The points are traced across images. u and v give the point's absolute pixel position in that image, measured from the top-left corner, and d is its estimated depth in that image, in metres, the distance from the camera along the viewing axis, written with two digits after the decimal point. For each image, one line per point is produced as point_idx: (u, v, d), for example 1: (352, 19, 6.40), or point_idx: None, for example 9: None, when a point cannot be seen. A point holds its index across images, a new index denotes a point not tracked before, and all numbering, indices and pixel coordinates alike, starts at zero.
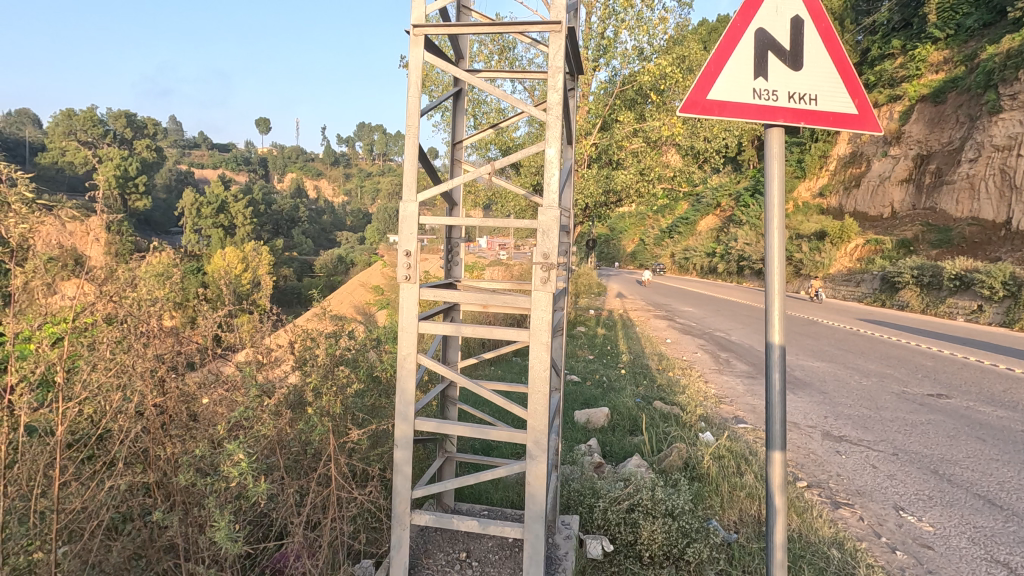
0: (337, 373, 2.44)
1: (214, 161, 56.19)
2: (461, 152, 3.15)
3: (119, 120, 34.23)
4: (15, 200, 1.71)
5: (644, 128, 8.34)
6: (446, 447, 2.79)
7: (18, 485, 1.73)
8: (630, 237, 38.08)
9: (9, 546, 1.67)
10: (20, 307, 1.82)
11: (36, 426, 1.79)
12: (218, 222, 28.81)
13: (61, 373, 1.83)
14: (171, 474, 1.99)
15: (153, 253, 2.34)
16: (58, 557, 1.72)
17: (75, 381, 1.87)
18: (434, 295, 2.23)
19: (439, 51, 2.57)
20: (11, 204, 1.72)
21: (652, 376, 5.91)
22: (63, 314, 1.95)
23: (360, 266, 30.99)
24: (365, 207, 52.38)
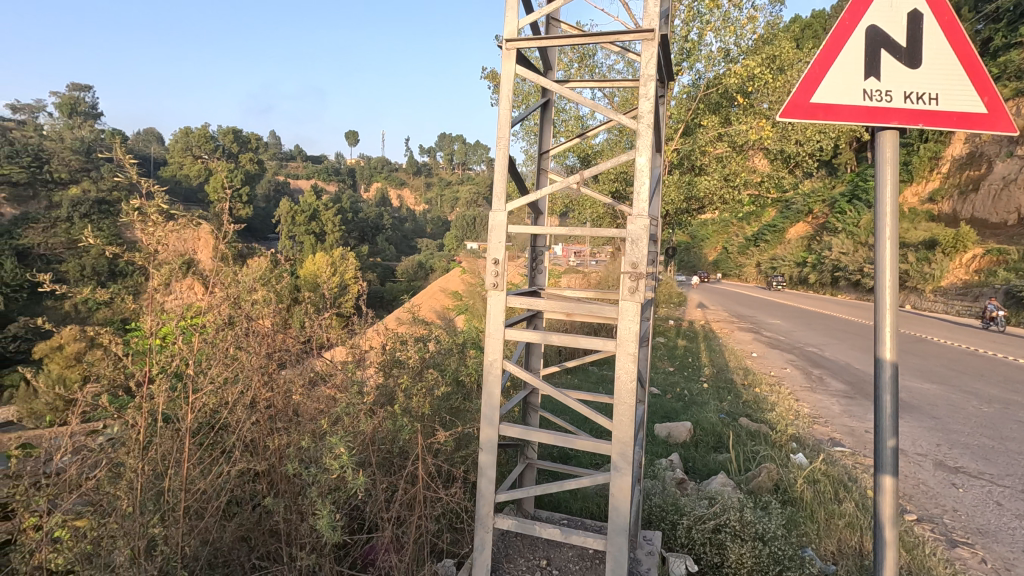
0: (425, 376, 2.53)
1: (308, 172, 60.00)
2: (548, 161, 3.19)
3: (228, 136, 37.42)
4: (154, 211, 1.93)
5: (730, 131, 8.00)
6: (526, 454, 2.81)
7: (156, 464, 1.94)
8: (712, 245, 36.54)
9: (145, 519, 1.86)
10: (157, 305, 2.04)
11: (171, 412, 2.01)
12: (310, 229, 30.69)
13: (190, 366, 2.05)
14: (279, 464, 2.15)
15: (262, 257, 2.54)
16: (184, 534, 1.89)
17: (202, 374, 2.06)
18: (520, 303, 2.27)
19: (529, 64, 2.61)
20: (151, 215, 1.94)
21: (737, 392, 5.64)
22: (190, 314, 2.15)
23: (438, 272, 31.91)
24: (445, 215, 53.89)
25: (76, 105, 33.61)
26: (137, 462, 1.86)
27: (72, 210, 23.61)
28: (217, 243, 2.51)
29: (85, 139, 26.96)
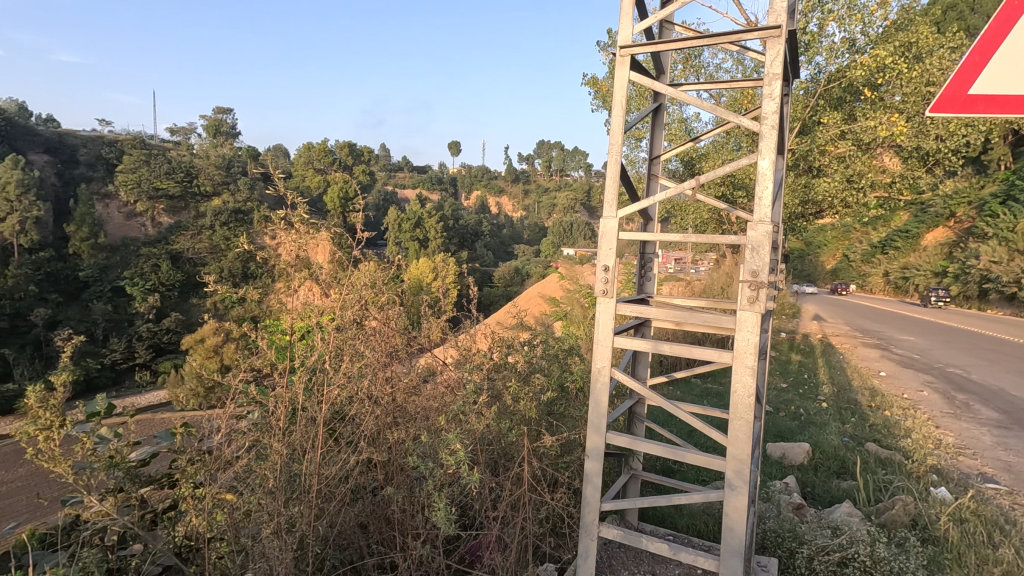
0: (532, 380, 2.57)
1: (413, 181, 63.04)
2: (659, 165, 3.15)
3: (344, 149, 40.36)
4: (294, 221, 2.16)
5: (854, 128, 7.32)
6: (631, 464, 2.77)
7: (295, 448, 2.16)
8: (830, 253, 33.54)
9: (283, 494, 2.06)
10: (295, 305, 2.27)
11: (308, 402, 2.22)
12: (415, 236, 32.25)
13: (324, 360, 2.25)
14: (397, 457, 2.30)
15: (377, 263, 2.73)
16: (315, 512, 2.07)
17: (334, 371, 2.26)
18: (630, 311, 2.25)
19: (643, 69, 2.59)
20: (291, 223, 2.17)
21: (863, 414, 5.13)
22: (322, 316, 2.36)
23: (535, 278, 32.11)
24: (542, 221, 54.16)
25: (220, 126, 37.84)
26: (280, 445, 2.07)
27: (214, 219, 26.67)
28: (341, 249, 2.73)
29: (225, 156, 30.32)
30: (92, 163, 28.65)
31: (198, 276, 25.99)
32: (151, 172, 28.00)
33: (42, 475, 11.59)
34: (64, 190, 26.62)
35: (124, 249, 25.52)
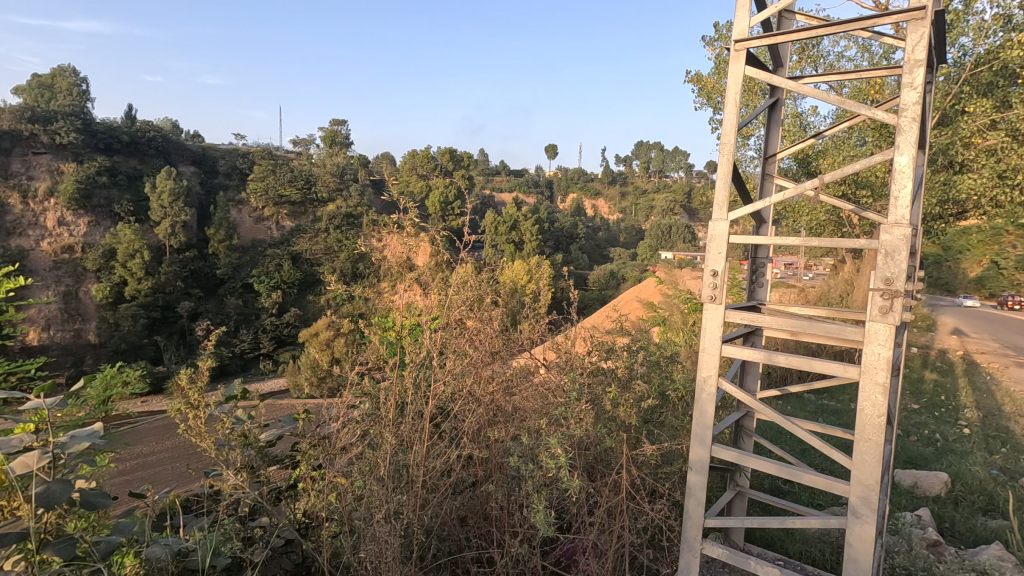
0: (633, 386, 2.51)
1: (510, 185, 63.96)
2: (775, 164, 2.99)
3: (445, 155, 41.88)
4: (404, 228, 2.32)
5: (1009, 117, 6.40)
6: (737, 481, 2.67)
7: (402, 439, 2.28)
8: (974, 259, 29.49)
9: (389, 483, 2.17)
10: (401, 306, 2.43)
11: (418, 397, 2.35)
12: (511, 238, 32.72)
13: (430, 359, 2.36)
14: (496, 454, 2.36)
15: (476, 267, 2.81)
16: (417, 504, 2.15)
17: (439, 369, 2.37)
18: (741, 318, 2.16)
19: (758, 63, 2.45)
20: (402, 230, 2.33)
21: (1017, 445, 4.46)
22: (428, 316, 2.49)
23: (631, 282, 31.30)
24: (639, 223, 52.71)
25: (336, 136, 40.59)
26: (390, 437, 2.19)
27: (329, 223, 28.84)
28: (441, 252, 2.85)
29: (339, 164, 32.67)
30: (228, 173, 31.66)
31: (314, 275, 28.31)
32: (276, 179, 30.47)
33: (186, 448, 13.23)
34: (206, 197, 30.07)
35: (253, 250, 28.35)
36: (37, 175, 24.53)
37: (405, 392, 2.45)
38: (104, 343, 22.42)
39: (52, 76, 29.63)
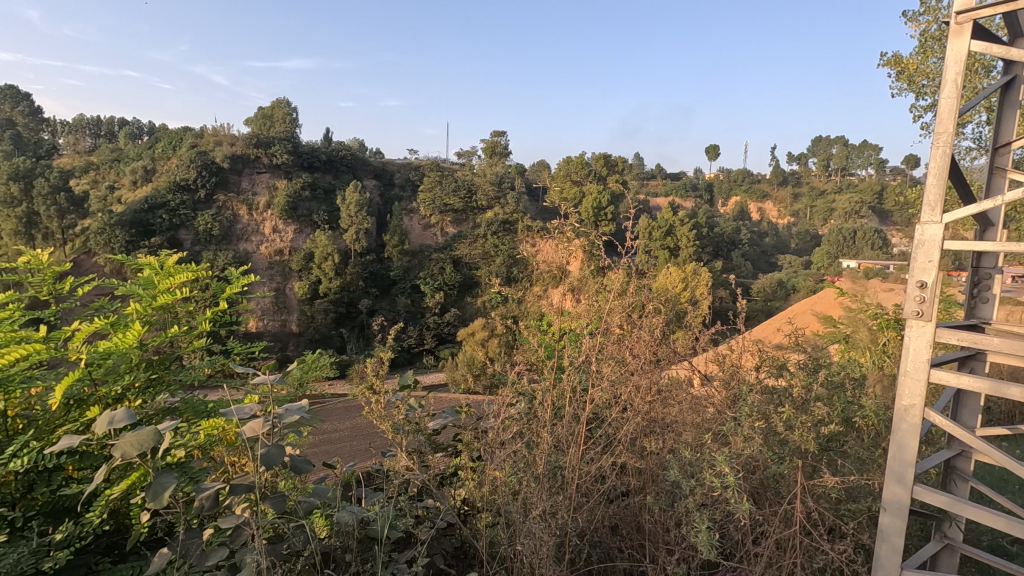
0: (812, 407, 2.26)
1: (666, 188, 61.27)
2: (1007, 155, 2.51)
3: (600, 161, 41.64)
4: (570, 245, 2.51)
5: None
6: (945, 531, 2.33)
7: (558, 440, 2.35)
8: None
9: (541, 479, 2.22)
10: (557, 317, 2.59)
11: (575, 400, 2.39)
12: (665, 244, 31.43)
13: (591, 362, 2.42)
14: (653, 466, 2.31)
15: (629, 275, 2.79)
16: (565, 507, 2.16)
17: (598, 377, 2.42)
18: (955, 340, 1.91)
19: (989, 34, 2.07)
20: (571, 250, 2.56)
21: None
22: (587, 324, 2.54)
23: (803, 293, 28.12)
24: (815, 228, 47.06)
25: (496, 147, 42.54)
26: (548, 437, 2.25)
27: (487, 229, 30.57)
28: (594, 259, 2.88)
29: (498, 174, 34.32)
30: (402, 185, 35.05)
31: (472, 278, 30.25)
32: (442, 189, 32.86)
33: (368, 429, 14.94)
34: (383, 207, 33.66)
35: (421, 254, 31.05)
36: (259, 191, 29.56)
37: (562, 393, 2.50)
38: (303, 332, 26.31)
39: (271, 108, 35.59)
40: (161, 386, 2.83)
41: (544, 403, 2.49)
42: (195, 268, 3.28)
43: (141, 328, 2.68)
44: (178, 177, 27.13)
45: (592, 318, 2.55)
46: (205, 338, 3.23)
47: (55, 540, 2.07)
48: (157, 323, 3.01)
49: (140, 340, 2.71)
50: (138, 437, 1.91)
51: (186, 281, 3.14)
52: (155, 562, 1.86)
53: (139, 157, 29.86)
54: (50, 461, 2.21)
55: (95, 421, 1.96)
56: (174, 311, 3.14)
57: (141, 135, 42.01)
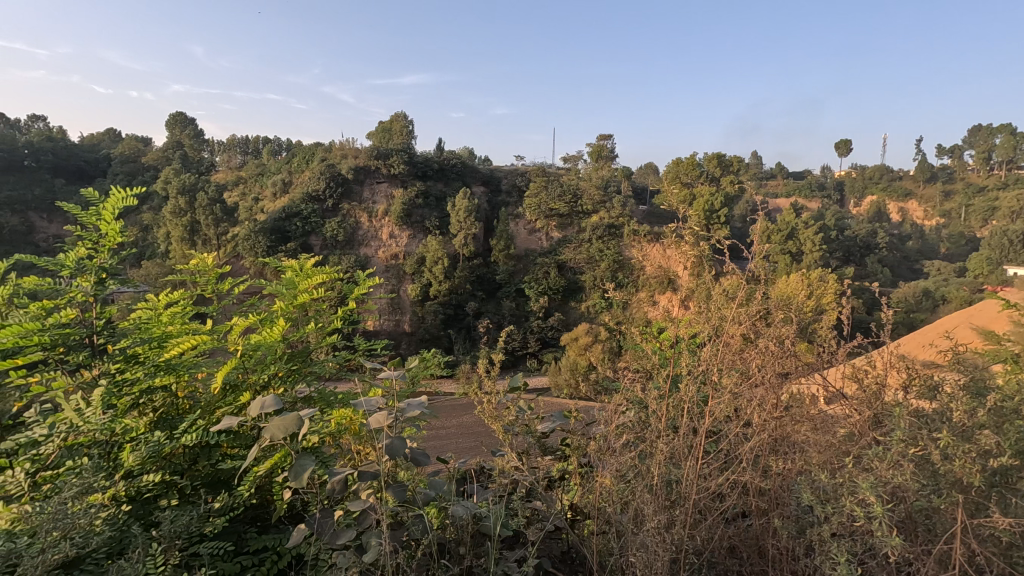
0: (976, 434, 1.97)
1: (788, 188, 56.67)
2: None
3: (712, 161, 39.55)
4: (691, 253, 2.44)
5: None
6: None
7: (674, 452, 2.25)
8: None
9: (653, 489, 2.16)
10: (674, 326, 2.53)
11: (693, 411, 2.30)
12: (786, 249, 29.16)
13: (711, 372, 2.31)
14: (778, 486, 2.14)
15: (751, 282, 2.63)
16: (678, 520, 2.08)
17: (718, 389, 2.30)
18: None
19: None
20: (690, 257, 2.48)
21: None
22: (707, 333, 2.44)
23: (956, 304, 24.63)
24: (972, 230, 41.02)
25: (602, 150, 41.89)
26: (663, 448, 2.18)
27: (592, 234, 30.36)
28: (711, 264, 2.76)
29: (604, 177, 33.90)
30: (509, 191, 35.68)
31: (576, 283, 30.24)
32: (548, 194, 32.90)
33: (477, 429, 15.44)
34: (491, 213, 34.60)
35: (526, 259, 31.51)
36: (378, 200, 31.70)
37: (677, 403, 2.41)
38: (414, 332, 27.82)
39: (390, 122, 38.09)
40: (299, 376, 3.13)
41: (659, 413, 2.42)
42: (328, 271, 3.60)
43: (284, 325, 3.00)
44: (310, 188, 29.94)
45: (711, 327, 2.42)
46: (337, 336, 3.54)
47: (216, 507, 2.36)
48: (297, 320, 3.35)
49: (283, 335, 3.03)
50: (283, 422, 2.12)
51: (321, 282, 3.46)
52: (296, 535, 2.07)
53: (279, 171, 33.41)
54: (213, 438, 2.54)
55: (250, 406, 2.21)
56: (311, 310, 3.47)
57: (280, 151, 46.89)
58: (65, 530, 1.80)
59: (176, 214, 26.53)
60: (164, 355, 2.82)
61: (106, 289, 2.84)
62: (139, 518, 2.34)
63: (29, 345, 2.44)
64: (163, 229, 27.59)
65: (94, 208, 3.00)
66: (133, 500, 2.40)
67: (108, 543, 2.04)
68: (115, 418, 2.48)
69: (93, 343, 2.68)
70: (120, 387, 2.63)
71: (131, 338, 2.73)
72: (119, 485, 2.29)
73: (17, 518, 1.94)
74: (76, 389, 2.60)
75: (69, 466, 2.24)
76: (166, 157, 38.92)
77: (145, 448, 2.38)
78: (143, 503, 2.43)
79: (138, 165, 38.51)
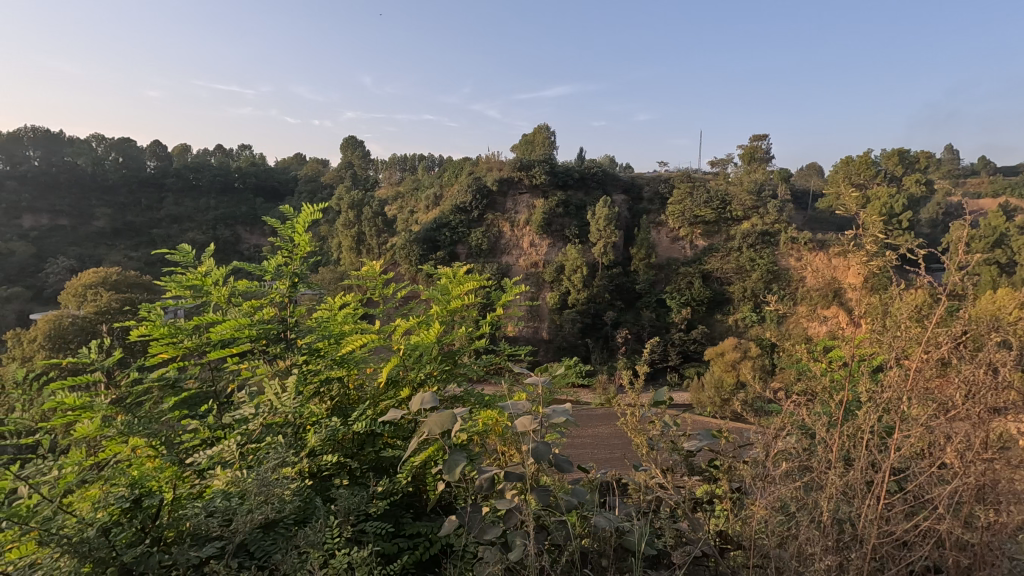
0: None
1: (997, 186, 47.47)
2: None
3: (892, 158, 34.72)
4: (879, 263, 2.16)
5: None
6: None
7: (848, 487, 2.00)
8: None
9: (817, 518, 1.96)
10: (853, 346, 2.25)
11: (873, 443, 2.02)
12: (993, 258, 24.49)
13: (899, 401, 2.01)
14: (988, 542, 1.82)
15: (949, 295, 2.25)
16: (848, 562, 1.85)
17: (909, 420, 2.00)
18: None
19: None
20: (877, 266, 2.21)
21: None
22: (898, 353, 2.13)
23: None
24: None
25: (756, 152, 38.77)
26: (838, 482, 1.95)
27: (743, 242, 28.51)
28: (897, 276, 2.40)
29: (758, 181, 31.49)
30: (651, 198, 34.54)
31: (724, 294, 28.44)
32: (693, 201, 31.36)
33: (617, 442, 15.17)
34: (632, 221, 33.92)
35: (668, 268, 30.35)
36: (520, 210, 32.67)
37: (852, 432, 2.14)
38: (552, 339, 27.88)
39: (534, 134, 39.24)
40: (452, 377, 3.35)
41: (829, 442, 2.16)
42: (478, 279, 3.79)
43: (438, 329, 3.22)
44: (459, 201, 31.90)
45: (896, 350, 2.11)
46: (484, 339, 3.71)
47: (380, 490, 2.62)
48: (451, 324, 3.59)
49: (438, 338, 3.24)
50: (441, 418, 2.25)
51: (471, 288, 3.67)
52: (449, 526, 2.21)
53: (432, 186, 36.14)
54: (379, 428, 2.83)
55: (411, 401, 2.38)
56: (463, 314, 3.69)
57: (433, 167, 50.70)
58: (268, 494, 2.11)
59: (348, 226, 29.98)
60: (340, 350, 3.20)
61: (297, 291, 3.31)
62: (319, 492, 2.68)
63: (240, 337, 2.93)
64: (336, 240, 31.36)
65: (290, 223, 3.48)
66: (314, 476, 2.75)
67: (295, 511, 2.35)
68: (302, 402, 2.85)
69: (287, 337, 3.13)
70: (306, 377, 3.04)
71: (315, 335, 3.15)
72: (305, 461, 2.64)
73: (232, 480, 2.33)
74: (273, 376, 3.06)
75: (269, 440, 2.63)
76: (339, 176, 44.22)
77: (324, 431, 2.71)
78: (322, 480, 2.77)
79: (318, 184, 44.19)
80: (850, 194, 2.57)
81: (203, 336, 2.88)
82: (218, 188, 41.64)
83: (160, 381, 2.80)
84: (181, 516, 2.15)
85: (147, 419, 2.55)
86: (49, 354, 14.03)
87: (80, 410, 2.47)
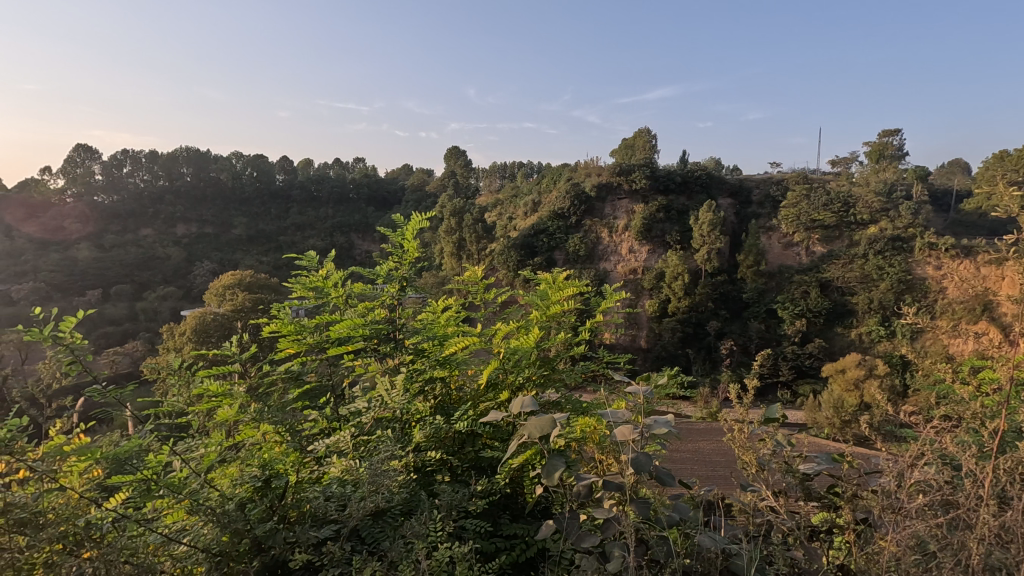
0: None
1: None
2: None
3: None
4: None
5: None
6: None
7: (1002, 528, 1.74)
8: None
9: (958, 558, 1.73)
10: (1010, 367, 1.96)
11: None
12: None
13: None
14: None
15: None
16: None
17: None
18: None
19: None
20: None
21: None
22: None
23: None
24: None
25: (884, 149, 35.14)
26: (991, 522, 1.70)
27: (869, 248, 25.95)
28: None
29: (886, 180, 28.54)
30: (761, 202, 32.45)
31: (846, 305, 26.01)
32: (810, 204, 29.08)
33: (721, 460, 14.41)
34: (739, 225, 32.10)
35: (780, 276, 28.24)
36: (619, 215, 32.09)
37: (1006, 466, 1.86)
38: (651, 349, 27.03)
39: (634, 138, 38.49)
40: (550, 382, 3.37)
41: (979, 476, 1.89)
42: (577, 284, 3.76)
43: (537, 334, 3.27)
44: (557, 206, 32.04)
45: None
46: (583, 346, 3.69)
47: (479, 490, 2.69)
48: (550, 329, 3.62)
49: (537, 343, 3.29)
50: (540, 422, 2.26)
51: (570, 294, 3.65)
52: (547, 529, 2.21)
53: (531, 193, 36.61)
54: (480, 429, 2.92)
55: (512, 404, 2.42)
56: (560, 319, 3.70)
57: (532, 174, 51.44)
58: (379, 483, 2.24)
59: (450, 232, 31.23)
60: (444, 351, 3.33)
61: (405, 295, 3.49)
62: (424, 485, 2.81)
63: (356, 335, 3.14)
64: (439, 246, 32.74)
65: (400, 231, 3.70)
66: (419, 470, 2.89)
67: (402, 502, 2.48)
68: (408, 399, 3.01)
69: (395, 337, 3.31)
70: (413, 376, 3.20)
71: (420, 336, 3.30)
72: (411, 456, 2.77)
73: (346, 468, 2.50)
74: (383, 373, 3.26)
75: (378, 434, 2.79)
76: (443, 185, 46.22)
77: (428, 429, 2.84)
78: (426, 474, 2.89)
79: (424, 193, 46.54)
80: (1008, 190, 2.24)
81: (323, 334, 3.13)
82: (336, 198, 45.23)
83: (286, 373, 3.08)
84: (302, 498, 2.34)
85: (276, 408, 2.83)
86: (195, 345, 15.98)
87: (221, 396, 2.77)
